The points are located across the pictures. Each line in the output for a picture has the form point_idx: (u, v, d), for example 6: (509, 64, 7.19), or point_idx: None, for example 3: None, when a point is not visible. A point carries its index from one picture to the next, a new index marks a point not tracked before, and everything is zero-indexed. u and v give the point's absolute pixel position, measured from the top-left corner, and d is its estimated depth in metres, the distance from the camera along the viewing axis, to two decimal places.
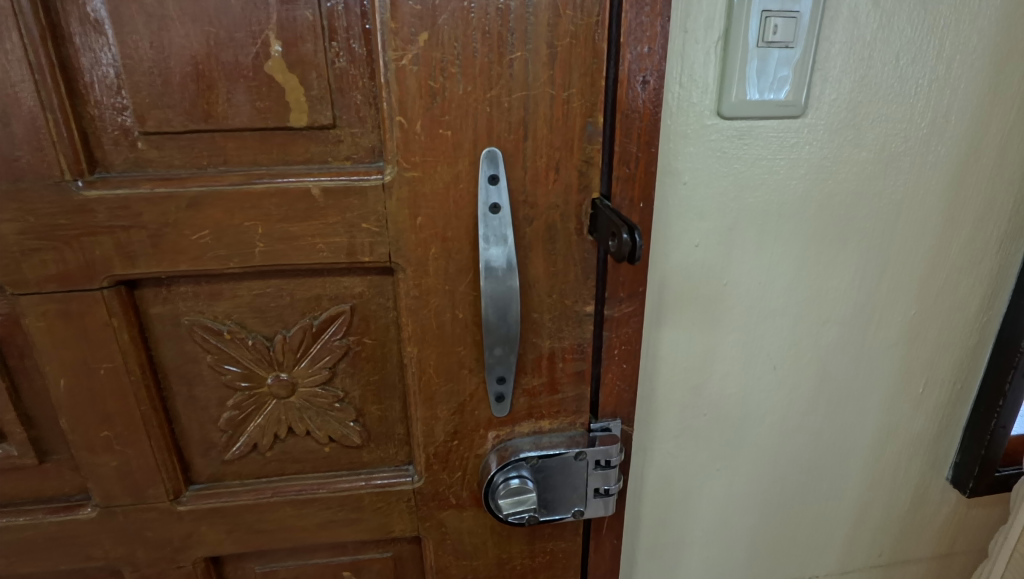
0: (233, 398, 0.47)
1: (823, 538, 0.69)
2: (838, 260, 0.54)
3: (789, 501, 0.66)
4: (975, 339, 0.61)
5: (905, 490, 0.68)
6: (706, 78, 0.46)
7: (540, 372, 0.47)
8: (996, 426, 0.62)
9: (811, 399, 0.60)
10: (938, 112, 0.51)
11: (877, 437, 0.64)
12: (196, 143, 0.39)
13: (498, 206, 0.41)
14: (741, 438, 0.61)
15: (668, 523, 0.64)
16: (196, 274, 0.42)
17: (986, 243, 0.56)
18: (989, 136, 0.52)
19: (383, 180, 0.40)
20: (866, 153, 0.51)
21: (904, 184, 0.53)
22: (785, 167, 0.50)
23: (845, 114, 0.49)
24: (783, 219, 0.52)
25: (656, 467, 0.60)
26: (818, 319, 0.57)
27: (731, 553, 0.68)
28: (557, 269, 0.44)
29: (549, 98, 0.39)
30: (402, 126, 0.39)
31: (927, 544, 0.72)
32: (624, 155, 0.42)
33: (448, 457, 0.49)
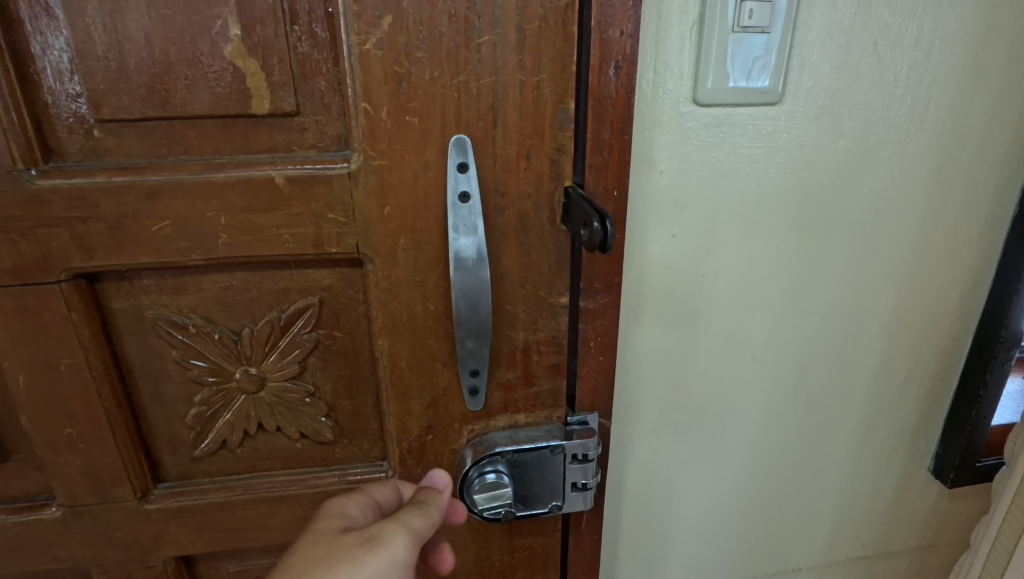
0: (201, 394, 0.45)
1: (806, 531, 0.69)
2: (819, 251, 0.54)
3: (771, 494, 0.65)
4: (956, 329, 0.60)
5: (888, 482, 0.68)
6: (681, 64, 0.46)
7: (515, 365, 0.46)
8: (978, 416, 0.62)
9: (793, 390, 0.60)
10: (917, 100, 0.50)
11: (859, 428, 0.64)
12: (155, 131, 0.38)
13: (468, 195, 0.40)
14: (723, 432, 0.60)
15: (650, 517, 0.63)
16: (158, 267, 0.41)
17: (966, 232, 0.56)
18: (969, 124, 0.52)
19: (350, 169, 0.39)
20: (845, 141, 0.50)
21: (884, 172, 0.52)
22: (763, 155, 0.49)
23: (824, 101, 0.49)
24: (762, 209, 0.51)
25: (636, 461, 0.60)
26: (799, 310, 0.56)
27: (714, 547, 0.67)
28: (530, 260, 0.43)
29: (519, 84, 0.38)
30: (368, 113, 0.38)
31: (910, 536, 0.72)
32: (598, 143, 0.41)
33: (422, 453, 0.48)
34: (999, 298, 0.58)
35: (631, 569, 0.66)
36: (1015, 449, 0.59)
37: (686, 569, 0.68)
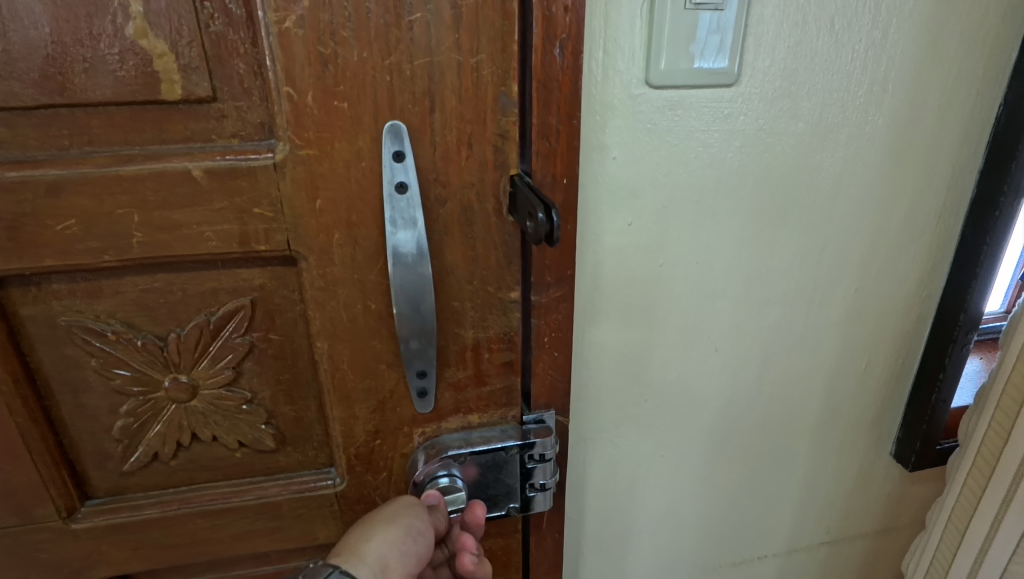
0: (127, 405, 0.42)
1: (771, 519, 0.69)
2: (778, 238, 0.53)
3: (736, 485, 0.65)
4: (916, 314, 0.60)
5: (851, 467, 0.67)
6: (632, 44, 0.43)
7: (465, 364, 0.44)
8: (937, 400, 0.61)
9: (756, 380, 0.59)
10: (875, 80, 0.49)
11: (821, 415, 0.63)
12: (54, 121, 0.34)
13: (405, 185, 0.37)
14: (685, 424, 0.59)
15: (614, 512, 0.62)
16: (68, 270, 0.37)
17: (925, 215, 0.55)
18: (927, 105, 0.51)
19: (275, 159, 0.36)
20: (803, 124, 0.49)
21: (843, 156, 0.51)
22: (720, 139, 0.48)
23: (780, 82, 0.47)
24: (720, 196, 0.50)
25: (598, 456, 0.58)
26: (760, 298, 0.55)
27: (680, 539, 0.67)
28: (476, 253, 0.41)
29: (456, 66, 0.36)
30: (292, 99, 0.35)
31: (872, 520, 0.72)
32: (544, 128, 0.38)
33: (371, 458, 0.46)
34: (958, 281, 0.57)
35: (596, 564, 0.65)
36: (971, 432, 0.59)
37: (652, 562, 0.67)
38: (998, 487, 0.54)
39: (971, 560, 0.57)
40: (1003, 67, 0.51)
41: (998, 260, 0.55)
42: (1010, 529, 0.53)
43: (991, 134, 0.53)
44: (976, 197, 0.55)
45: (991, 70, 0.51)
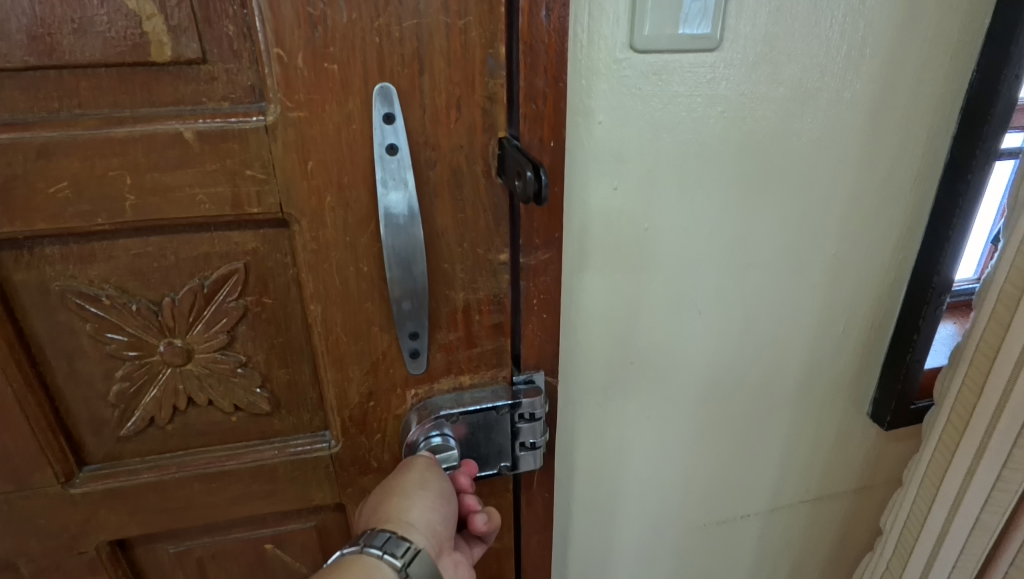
0: (122, 370, 0.43)
1: (752, 479, 0.71)
2: (759, 202, 0.54)
3: (719, 446, 0.67)
4: (891, 277, 0.62)
5: (829, 428, 0.70)
6: (616, 9, 0.44)
7: (456, 327, 0.45)
8: (911, 360, 0.63)
9: (738, 344, 0.61)
10: (853, 46, 0.50)
11: (801, 377, 0.65)
12: (42, 83, 0.34)
13: (396, 147, 0.38)
14: (670, 386, 0.61)
15: (602, 474, 0.64)
16: (61, 234, 0.38)
17: (900, 180, 0.57)
18: (903, 71, 0.52)
19: (266, 122, 0.36)
20: (783, 90, 0.50)
21: (821, 121, 0.52)
22: (703, 104, 0.49)
23: (761, 48, 0.48)
24: (703, 161, 0.51)
25: (586, 419, 0.60)
26: (741, 263, 0.56)
27: (665, 500, 0.69)
28: (466, 216, 0.41)
29: (444, 28, 0.36)
30: (282, 60, 0.35)
31: (849, 479, 0.75)
32: (531, 91, 0.39)
33: (365, 420, 0.47)
34: (931, 245, 0.59)
35: (584, 524, 0.67)
36: (944, 390, 0.61)
37: (639, 522, 0.69)
38: (970, 440, 0.56)
39: (945, 512, 0.60)
40: (976, 33, 0.52)
41: (970, 223, 0.57)
42: (982, 480, 0.56)
43: (964, 99, 0.54)
44: (949, 162, 0.57)
45: (964, 36, 0.52)
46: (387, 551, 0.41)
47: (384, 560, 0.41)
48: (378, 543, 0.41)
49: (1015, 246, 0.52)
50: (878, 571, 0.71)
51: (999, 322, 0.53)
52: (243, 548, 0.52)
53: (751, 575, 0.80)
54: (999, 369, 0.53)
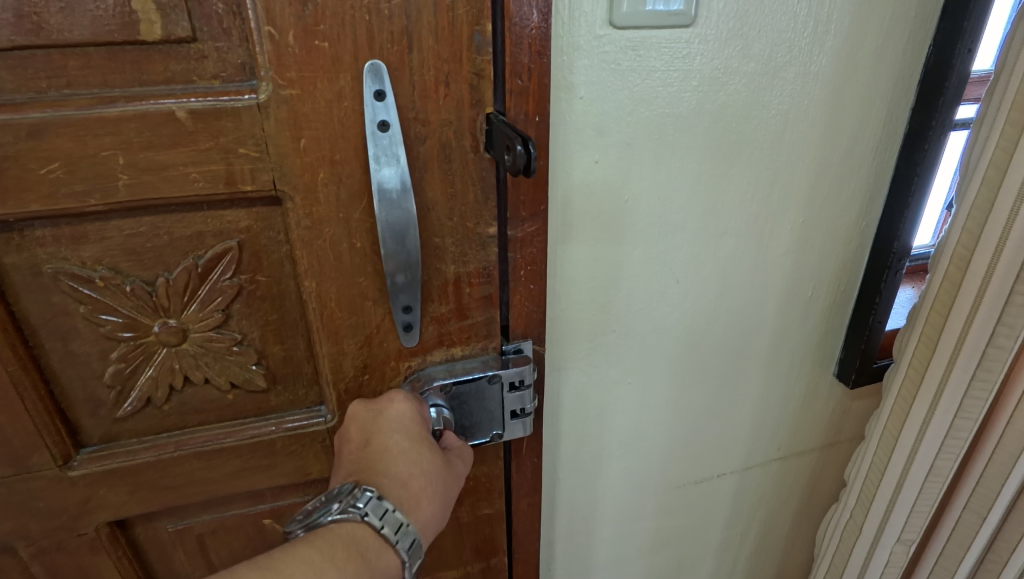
0: (118, 350, 0.43)
1: (726, 440, 0.75)
2: (731, 173, 0.56)
3: (696, 408, 0.70)
4: (855, 244, 0.65)
5: (798, 388, 0.74)
6: None
7: (447, 299, 0.46)
8: (874, 321, 0.67)
9: (712, 309, 0.64)
10: (818, 22, 0.52)
11: (772, 340, 0.69)
12: (30, 63, 0.34)
13: (387, 123, 0.39)
14: (649, 352, 0.64)
15: (585, 437, 0.67)
16: (53, 215, 0.38)
17: (863, 149, 0.60)
18: (864, 45, 0.55)
19: (258, 100, 0.37)
20: (754, 64, 0.52)
21: (790, 94, 0.55)
22: (678, 79, 0.50)
23: (733, 24, 0.50)
24: (679, 134, 0.53)
25: (571, 384, 0.63)
26: (715, 231, 0.59)
27: (646, 460, 0.72)
28: (455, 190, 0.43)
29: (432, 4, 0.37)
30: (273, 38, 0.36)
31: (816, 436, 0.79)
32: (516, 67, 0.40)
33: (360, 393, 0.48)
34: (892, 211, 0.63)
35: (569, 485, 0.70)
36: (902, 347, 0.65)
37: (621, 482, 0.73)
38: (924, 393, 0.60)
39: (903, 460, 0.64)
40: (932, 10, 0.55)
41: (926, 189, 0.61)
42: (936, 429, 0.60)
43: (921, 72, 0.57)
44: (908, 132, 0.60)
45: (922, 11, 0.55)
46: (370, 513, 0.41)
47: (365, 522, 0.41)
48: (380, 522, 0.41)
49: (966, 210, 0.56)
50: (842, 521, 0.75)
51: (951, 282, 0.57)
52: (242, 524, 0.53)
53: (725, 529, 0.84)
54: (951, 326, 0.57)
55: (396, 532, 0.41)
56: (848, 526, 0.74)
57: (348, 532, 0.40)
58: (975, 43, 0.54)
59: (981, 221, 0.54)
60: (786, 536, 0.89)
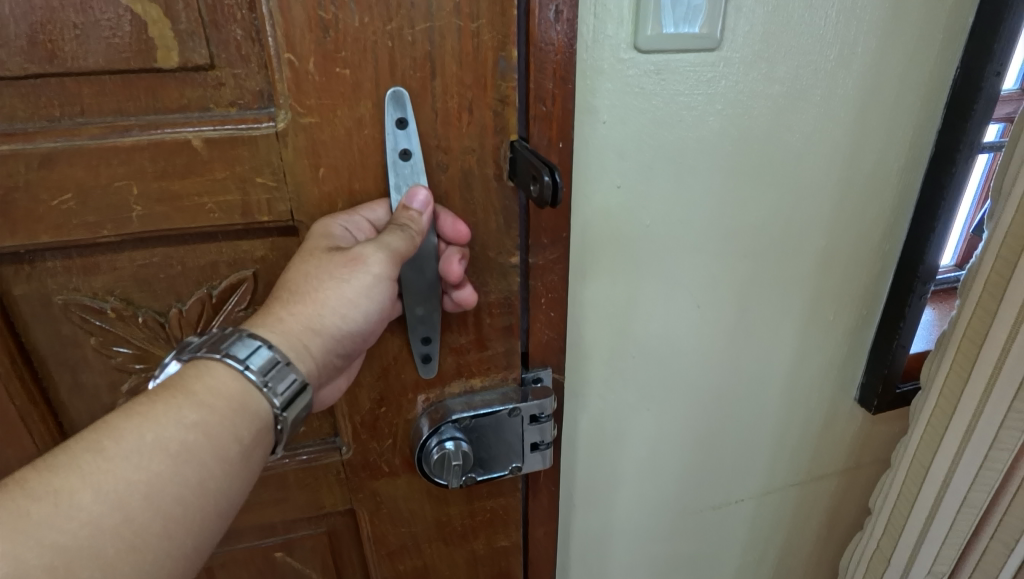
0: (128, 383, 0.42)
1: (744, 464, 0.73)
2: (754, 195, 0.55)
3: (714, 432, 0.68)
4: (879, 266, 0.64)
5: (819, 412, 0.72)
6: (619, 8, 0.44)
7: (466, 329, 0.45)
8: (897, 345, 0.66)
9: (732, 334, 0.62)
10: (845, 44, 0.51)
11: (792, 364, 0.67)
12: (42, 90, 0.33)
13: (409, 152, 0.38)
14: (668, 377, 0.62)
15: (601, 462, 0.65)
16: (64, 245, 0.36)
17: (887, 171, 0.58)
18: (891, 66, 0.54)
19: (276, 127, 0.36)
20: (779, 86, 0.51)
21: (814, 116, 0.53)
22: (702, 102, 0.49)
23: (758, 47, 0.49)
24: (701, 157, 0.51)
25: (589, 410, 0.61)
26: (737, 254, 0.57)
27: (663, 486, 0.70)
28: (477, 219, 0.41)
29: (456, 30, 0.36)
30: (292, 64, 0.34)
31: (836, 460, 0.77)
32: (540, 92, 0.39)
33: (376, 425, 0.47)
34: (917, 234, 0.61)
35: (585, 511, 0.68)
36: (932, 373, 0.63)
37: (638, 508, 0.71)
38: (958, 422, 0.59)
39: (934, 491, 0.62)
40: (959, 31, 0.54)
41: (954, 212, 0.59)
42: (969, 460, 0.58)
43: (948, 93, 0.56)
44: (934, 154, 0.58)
45: (950, 31, 0.53)
46: (229, 355, 0.34)
47: (225, 363, 0.34)
48: (220, 346, 0.35)
49: (1000, 236, 0.54)
50: (867, 549, 0.73)
51: (986, 309, 0.55)
52: (252, 556, 0.52)
53: (743, 554, 0.82)
54: (986, 354, 0.55)
55: (266, 372, 0.35)
56: (875, 554, 0.72)
57: (179, 372, 0.34)
58: (1003, 65, 0.53)
59: (1017, 248, 0.52)
60: (806, 561, 0.87)
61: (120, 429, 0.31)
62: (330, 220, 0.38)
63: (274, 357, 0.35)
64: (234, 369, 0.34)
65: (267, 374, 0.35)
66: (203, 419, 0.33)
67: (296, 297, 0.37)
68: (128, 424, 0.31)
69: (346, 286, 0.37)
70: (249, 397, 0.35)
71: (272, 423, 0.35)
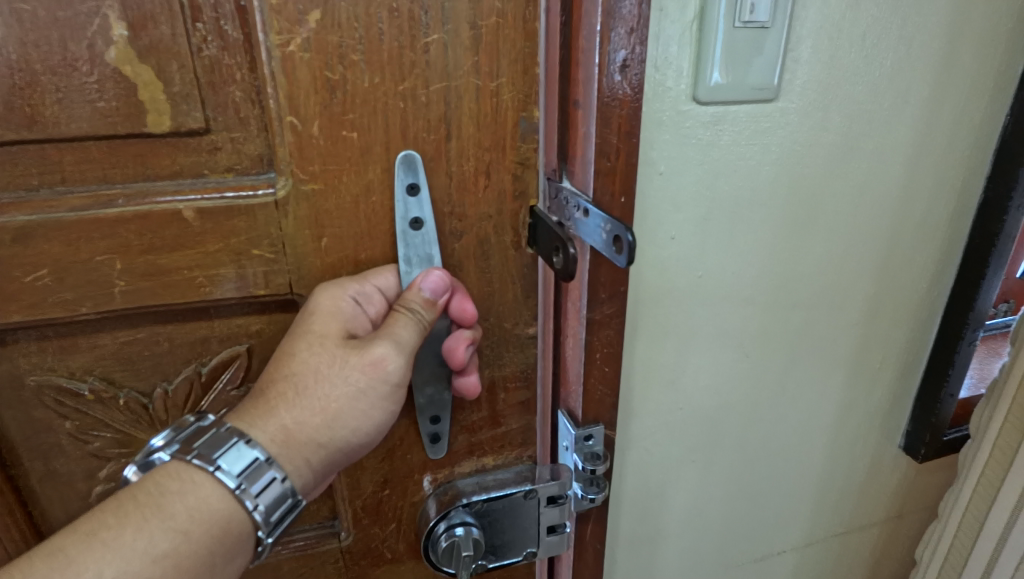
0: (106, 468, 0.38)
1: (786, 518, 0.68)
2: (805, 241, 0.51)
3: (756, 486, 0.64)
4: (926, 312, 0.60)
5: (861, 463, 0.67)
6: (680, 60, 0.42)
7: (480, 406, 0.41)
8: (946, 394, 0.61)
9: (778, 385, 0.58)
10: (901, 87, 0.48)
11: (837, 415, 0.63)
12: (19, 157, 0.30)
13: (420, 220, 0.34)
14: (713, 430, 0.58)
15: (642, 519, 0.61)
16: (39, 324, 0.33)
17: (938, 215, 0.55)
18: (945, 108, 0.50)
19: (276, 195, 0.33)
20: (833, 133, 0.48)
21: (869, 159, 0.50)
22: (757, 152, 0.46)
23: (816, 96, 0.46)
24: (754, 207, 0.48)
25: (632, 465, 0.57)
26: (787, 302, 0.54)
27: (704, 542, 0.65)
28: (493, 288, 0.38)
29: (474, 89, 0.33)
30: (295, 128, 0.31)
31: (879, 510, 0.72)
32: (603, 147, 0.32)
33: (379, 509, 0.42)
34: (966, 283, 0.57)
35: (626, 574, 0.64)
36: (982, 425, 0.56)
37: (678, 565, 0.66)
38: (1005, 498, 0.54)
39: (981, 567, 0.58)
40: (1009, 79, 0.51)
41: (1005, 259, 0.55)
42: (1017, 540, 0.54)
43: (998, 135, 0.53)
44: (984, 198, 0.55)
45: (1004, 71, 0.50)
46: (221, 468, 0.30)
47: (215, 478, 0.30)
48: (211, 454, 0.30)
49: None
50: None
51: None
52: None
53: None
54: None
55: (258, 495, 0.31)
56: None
57: (155, 481, 0.30)
58: None
59: None
60: None
61: (81, 564, 0.27)
62: (340, 290, 0.34)
63: (273, 477, 0.31)
64: (223, 486, 0.30)
65: (258, 499, 0.31)
66: (175, 548, 0.29)
67: (289, 379, 0.33)
68: (90, 558, 0.27)
69: (342, 383, 0.34)
70: (231, 514, 0.31)
71: (253, 545, 0.32)
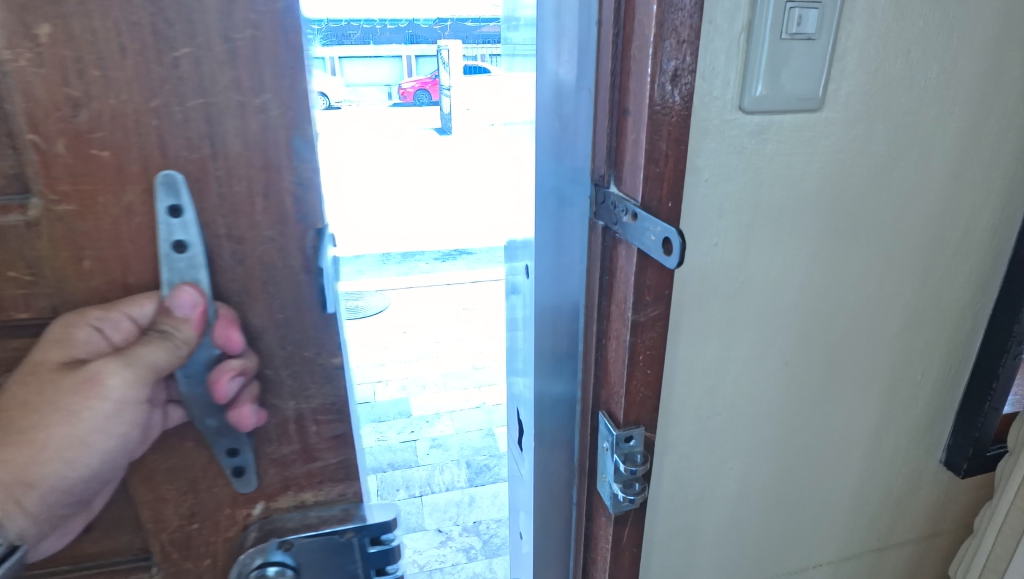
0: None
1: (822, 524, 0.72)
2: (847, 262, 0.57)
3: (795, 491, 0.69)
4: (962, 329, 0.65)
5: (897, 472, 0.72)
6: (727, 72, 0.46)
7: (289, 439, 0.39)
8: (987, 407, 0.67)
9: (820, 394, 0.63)
10: (941, 119, 0.54)
11: (874, 424, 0.68)
12: None
13: (183, 242, 0.33)
14: (757, 434, 0.63)
15: (684, 520, 0.65)
16: None
17: (973, 242, 0.61)
18: (980, 143, 0.56)
19: (25, 219, 0.31)
20: (878, 151, 0.53)
21: (909, 186, 0.56)
22: (801, 163, 0.52)
23: (858, 107, 0.51)
24: (795, 222, 0.54)
25: (671, 470, 0.62)
26: (830, 317, 0.60)
27: (744, 543, 0.70)
28: (283, 315, 0.36)
29: (234, 105, 0.31)
30: (36, 146, 0.30)
31: (911, 519, 0.76)
32: (654, 152, 0.44)
33: (188, 544, 0.40)
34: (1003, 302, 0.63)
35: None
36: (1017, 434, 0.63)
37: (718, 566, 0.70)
38: None
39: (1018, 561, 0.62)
40: None
41: None
42: None
43: None
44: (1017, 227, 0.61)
45: None
46: None
47: None
48: None
49: None
50: None
51: None
52: None
53: None
54: None
55: None
56: None
57: None
58: None
59: None
60: None
61: None
62: (78, 321, 0.33)
63: None
64: None
65: None
66: None
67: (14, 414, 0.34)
68: None
69: (75, 418, 0.35)
70: None
71: None
